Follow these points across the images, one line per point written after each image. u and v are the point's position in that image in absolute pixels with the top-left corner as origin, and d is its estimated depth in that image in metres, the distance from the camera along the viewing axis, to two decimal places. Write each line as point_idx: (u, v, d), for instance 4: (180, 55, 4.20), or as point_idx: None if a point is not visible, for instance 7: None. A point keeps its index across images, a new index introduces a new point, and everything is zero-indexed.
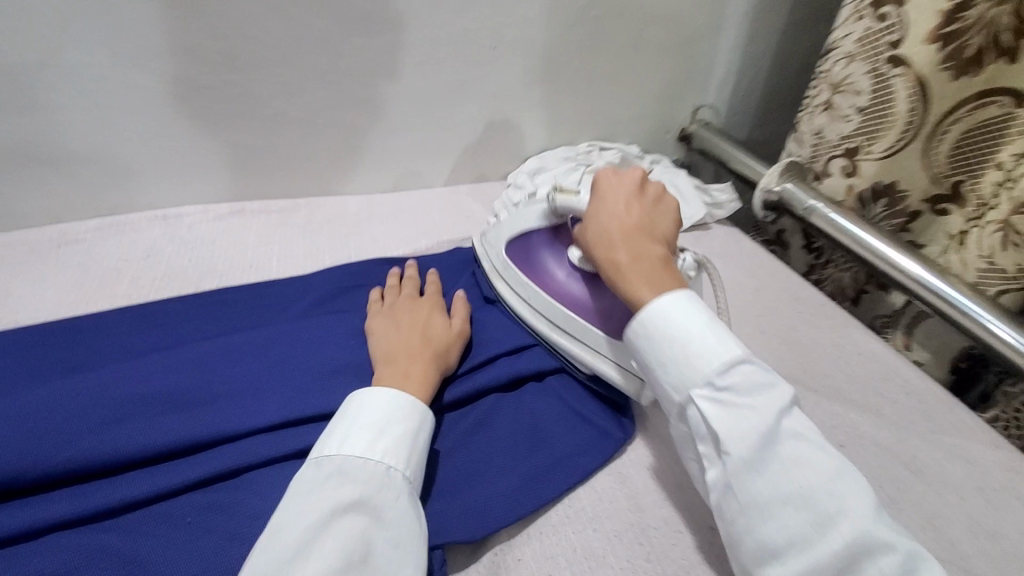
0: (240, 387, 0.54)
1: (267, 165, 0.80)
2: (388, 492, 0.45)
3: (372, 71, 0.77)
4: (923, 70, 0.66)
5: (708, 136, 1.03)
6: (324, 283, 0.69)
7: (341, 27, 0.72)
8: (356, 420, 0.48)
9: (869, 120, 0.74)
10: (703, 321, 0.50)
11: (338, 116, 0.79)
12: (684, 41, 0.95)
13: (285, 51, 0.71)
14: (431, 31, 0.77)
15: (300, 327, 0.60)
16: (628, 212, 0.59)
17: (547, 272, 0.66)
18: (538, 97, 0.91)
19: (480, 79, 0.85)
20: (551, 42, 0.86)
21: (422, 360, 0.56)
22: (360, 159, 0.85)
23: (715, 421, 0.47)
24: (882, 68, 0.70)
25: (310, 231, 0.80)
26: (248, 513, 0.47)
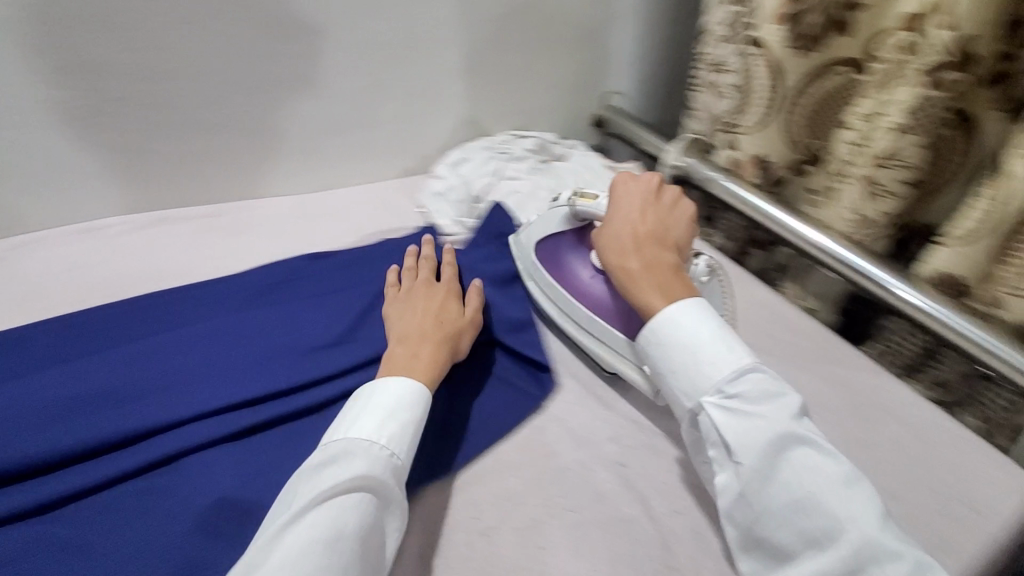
0: (175, 379, 0.57)
1: (193, 172, 0.82)
2: (389, 476, 0.48)
3: (288, 75, 0.80)
4: (777, 48, 0.75)
5: (620, 121, 1.08)
6: (259, 277, 0.72)
7: (253, 32, 0.75)
8: (368, 406, 0.51)
9: (741, 95, 0.83)
10: (717, 333, 0.55)
11: (254, 117, 0.81)
12: (585, 33, 1.02)
13: (199, 58, 0.74)
14: (343, 32, 0.81)
15: (233, 318, 0.64)
16: (644, 219, 0.64)
17: (573, 275, 0.70)
18: (455, 91, 0.96)
19: (395, 77, 0.88)
20: (460, 39, 0.90)
21: (431, 341, 0.59)
22: (283, 159, 0.87)
23: (724, 427, 0.51)
24: (746, 48, 0.80)
25: (237, 232, 0.83)
26: (184, 491, 0.51)
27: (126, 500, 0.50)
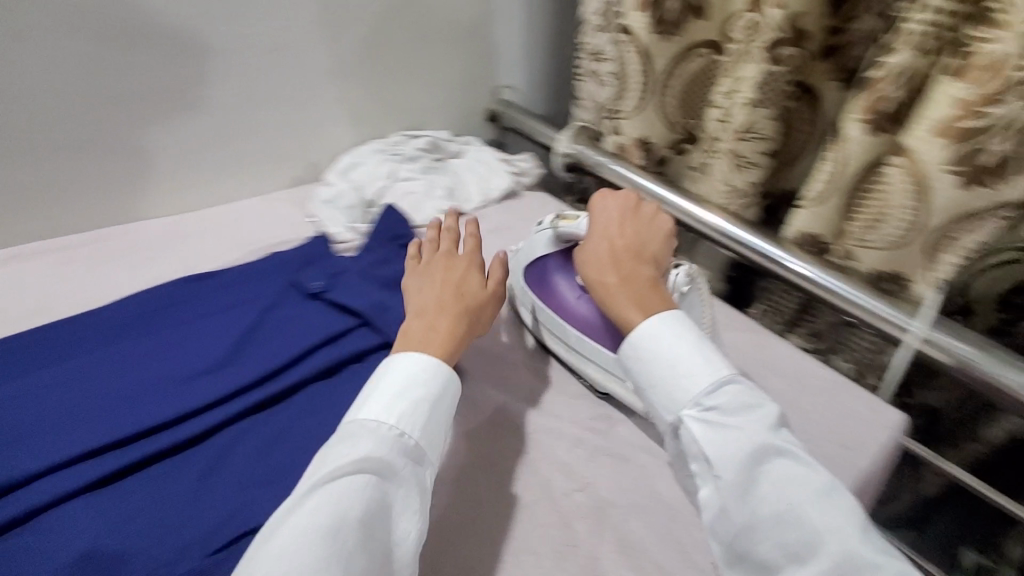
0: (28, 431, 0.53)
1: (50, 201, 0.77)
2: (398, 458, 0.46)
3: (141, 88, 0.75)
4: (644, 36, 0.76)
5: (514, 115, 1.08)
6: (125, 308, 0.66)
7: (93, 45, 0.70)
8: (377, 387, 0.49)
9: (618, 85, 0.84)
10: (691, 341, 0.52)
11: (101, 140, 0.76)
12: (470, 26, 1.00)
13: (35, 79, 0.69)
14: (198, 37, 0.77)
15: (95, 357, 0.60)
16: (622, 233, 0.62)
17: (560, 297, 0.69)
18: (338, 93, 0.93)
19: (266, 82, 0.85)
20: (333, 39, 0.87)
21: (450, 313, 0.57)
22: (150, 183, 0.82)
23: (706, 442, 0.48)
24: (616, 37, 0.80)
25: (107, 263, 0.77)
26: (36, 551, 0.46)
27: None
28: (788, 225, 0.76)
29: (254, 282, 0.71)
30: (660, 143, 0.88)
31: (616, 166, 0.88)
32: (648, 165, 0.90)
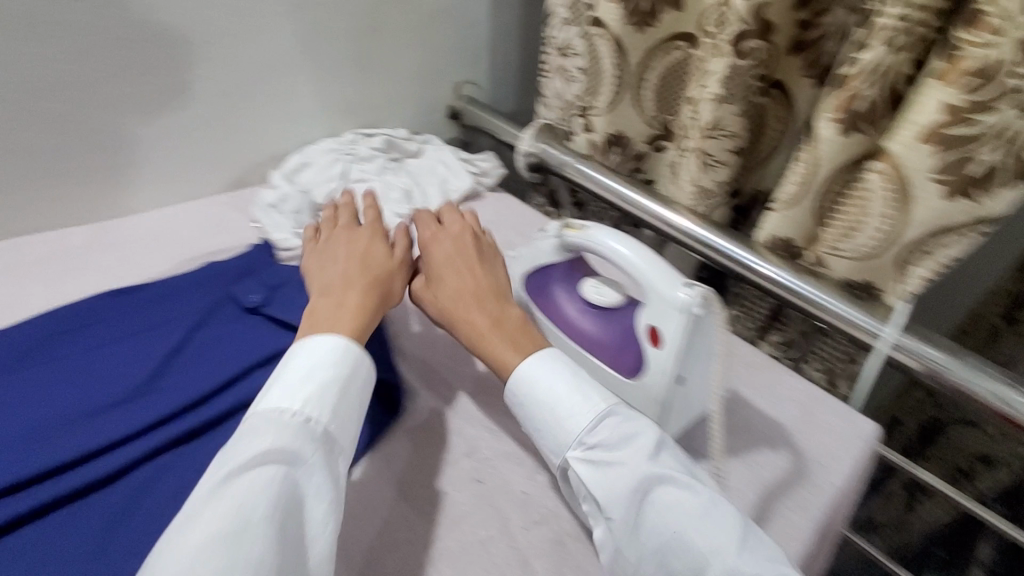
0: (47, 422, 0.50)
1: (168, 179, 0.81)
2: (310, 445, 0.42)
3: (274, 78, 0.83)
4: (790, 72, 0.67)
5: (474, 111, 1.03)
6: (138, 295, 0.64)
7: (238, 38, 0.77)
8: (283, 372, 0.46)
9: (730, 100, 0.67)
10: (572, 381, 0.49)
11: (199, 115, 0.79)
12: (475, 42, 1.01)
13: (191, 75, 0.75)
14: (330, 26, 0.84)
15: (108, 352, 0.57)
16: (472, 270, 0.57)
17: (555, 308, 0.60)
18: (363, 102, 0.95)
19: (348, 76, 0.90)
20: (366, 42, 0.89)
21: (359, 288, 0.55)
22: (239, 164, 0.87)
23: (593, 486, 0.45)
24: (754, 43, 0.63)
25: (173, 226, 0.79)
26: (41, 558, 0.44)
27: (31, 544, 0.44)
28: (883, 291, 0.65)
29: (269, 273, 0.67)
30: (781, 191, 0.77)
31: (634, 197, 0.81)
32: (697, 205, 0.77)
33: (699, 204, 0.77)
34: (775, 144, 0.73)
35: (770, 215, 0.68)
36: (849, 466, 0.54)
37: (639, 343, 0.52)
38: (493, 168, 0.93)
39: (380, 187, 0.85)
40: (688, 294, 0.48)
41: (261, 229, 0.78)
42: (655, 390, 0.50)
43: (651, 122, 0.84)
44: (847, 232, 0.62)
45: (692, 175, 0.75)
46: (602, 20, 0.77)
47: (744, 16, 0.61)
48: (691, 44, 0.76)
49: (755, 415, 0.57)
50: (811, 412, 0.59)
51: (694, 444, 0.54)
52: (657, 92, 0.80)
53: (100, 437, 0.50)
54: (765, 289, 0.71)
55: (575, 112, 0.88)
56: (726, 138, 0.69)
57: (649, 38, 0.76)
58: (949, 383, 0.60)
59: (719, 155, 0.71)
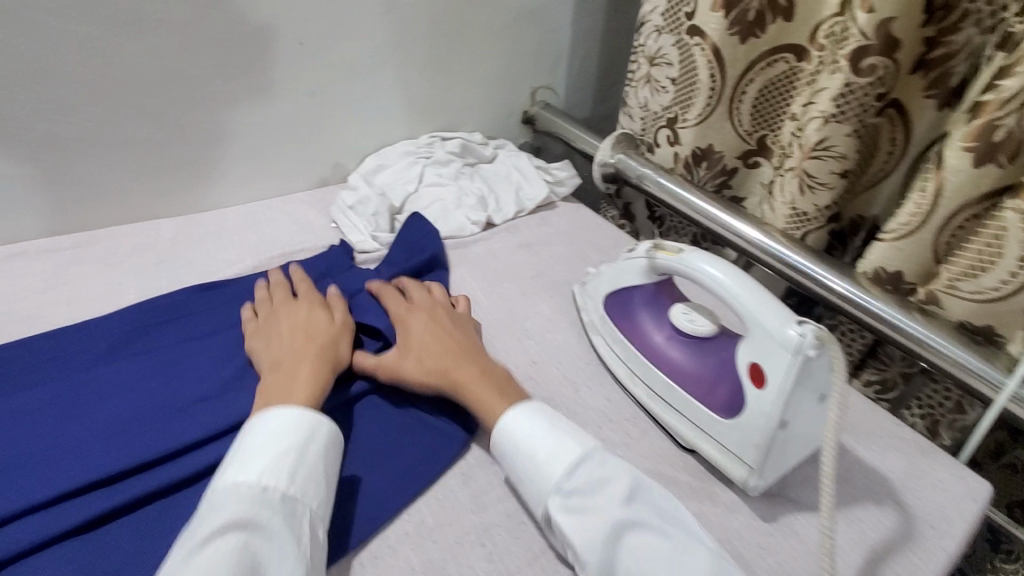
0: (143, 414, 0.51)
1: (256, 175, 0.83)
2: (269, 513, 0.39)
3: (363, 80, 0.84)
4: (910, 93, 0.62)
5: (551, 118, 1.01)
6: (223, 292, 0.66)
7: (335, 41, 0.78)
8: (236, 449, 0.43)
9: (843, 118, 0.63)
10: (546, 430, 0.47)
11: (286, 114, 0.80)
12: (558, 48, 1.00)
13: (289, 76, 0.78)
14: (421, 30, 0.84)
15: (200, 347, 0.58)
16: (441, 327, 0.57)
17: (643, 333, 0.57)
18: (445, 106, 0.95)
19: (432, 80, 0.90)
20: (453, 47, 0.89)
21: (311, 358, 0.52)
22: (320, 164, 0.88)
23: (572, 534, 0.41)
24: (877, 59, 0.59)
25: (258, 222, 0.81)
26: (135, 551, 0.44)
27: (119, 541, 0.44)
28: (1007, 339, 0.60)
29: (349, 277, 0.68)
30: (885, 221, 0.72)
31: (721, 215, 0.77)
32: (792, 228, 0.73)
33: (793, 226, 0.73)
34: (884, 167, 0.68)
35: (876, 245, 0.64)
36: (963, 530, 0.50)
37: (738, 381, 0.49)
38: (570, 177, 0.91)
39: (457, 192, 0.85)
40: (799, 332, 0.44)
41: (339, 230, 0.80)
42: (754, 432, 0.47)
43: (746, 138, 0.80)
44: (973, 270, 0.58)
45: (789, 197, 0.71)
46: (700, 29, 0.73)
47: (865, 31, 0.58)
48: (799, 57, 0.72)
49: (858, 466, 0.53)
50: (917, 464, 0.54)
51: (792, 491, 0.50)
52: (757, 106, 0.77)
53: (192, 431, 0.50)
54: (862, 323, 0.66)
55: (661, 123, 0.85)
56: (831, 160, 0.65)
57: (752, 50, 0.72)
58: None
59: (823, 177, 0.67)
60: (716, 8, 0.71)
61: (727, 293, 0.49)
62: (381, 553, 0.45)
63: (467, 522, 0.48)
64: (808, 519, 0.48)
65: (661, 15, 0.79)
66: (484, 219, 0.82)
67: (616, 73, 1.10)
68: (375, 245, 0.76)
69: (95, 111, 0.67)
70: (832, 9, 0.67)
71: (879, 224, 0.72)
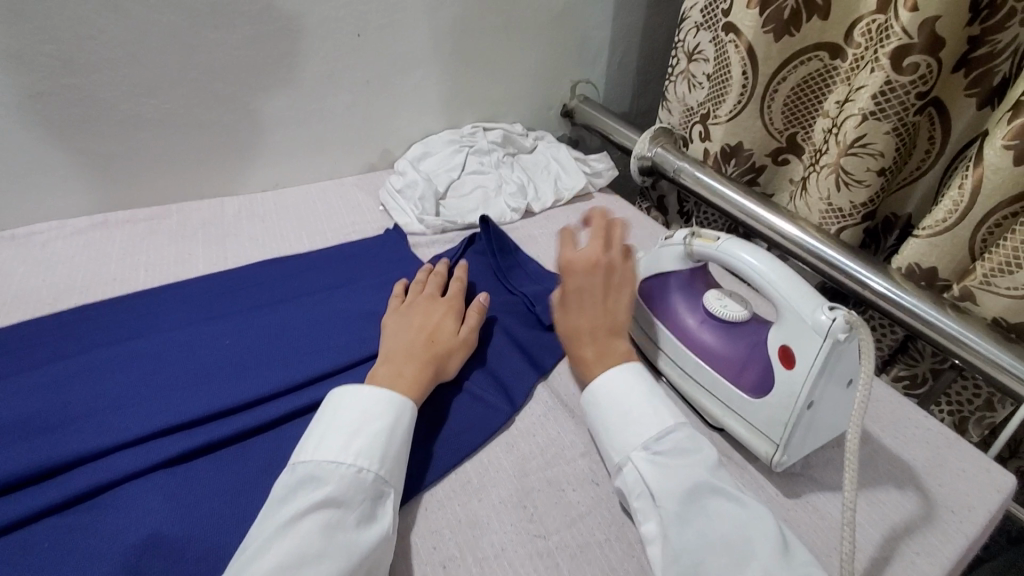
0: (215, 370, 0.56)
1: (308, 160, 0.89)
2: (361, 494, 0.43)
3: (412, 71, 0.88)
4: (952, 91, 0.63)
5: (589, 111, 1.04)
6: (284, 267, 0.72)
7: (386, 34, 0.83)
8: (331, 427, 0.47)
9: (882, 116, 0.64)
10: (649, 395, 0.51)
11: (340, 101, 0.85)
12: (599, 43, 1.03)
13: (342, 66, 0.82)
14: (467, 25, 0.88)
15: (264, 316, 0.63)
16: (597, 304, 0.57)
17: (677, 316, 0.60)
18: (488, 98, 0.98)
19: (477, 73, 0.94)
20: (498, 40, 0.93)
21: (417, 361, 0.54)
22: (369, 149, 0.93)
23: (651, 482, 0.45)
24: (919, 57, 0.60)
25: (313, 203, 0.86)
26: (201, 490, 0.47)
27: (199, 476, 0.48)
28: None
29: (396, 259, 0.73)
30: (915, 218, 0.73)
31: (759, 210, 0.78)
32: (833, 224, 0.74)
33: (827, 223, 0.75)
34: (920, 166, 0.69)
35: (911, 240, 0.66)
36: (984, 517, 0.51)
37: (768, 362, 0.51)
38: (607, 169, 0.94)
39: (497, 180, 0.88)
40: (830, 317, 0.46)
41: (387, 211, 0.84)
42: (782, 410, 0.49)
43: (776, 135, 0.82)
44: (1006, 267, 0.59)
45: (825, 193, 0.73)
46: (734, 26, 0.75)
47: (907, 30, 0.59)
48: (833, 55, 0.73)
49: (883, 453, 0.55)
50: (942, 454, 0.56)
51: (814, 472, 0.52)
52: (793, 103, 0.78)
53: (259, 389, 0.54)
54: (894, 317, 0.67)
55: (697, 118, 0.87)
56: (869, 157, 0.67)
57: (786, 47, 0.74)
58: None
59: (860, 174, 0.68)
60: (751, 5, 0.72)
61: (762, 278, 0.51)
62: (424, 503, 0.49)
63: (509, 483, 0.51)
64: (832, 498, 0.50)
65: (700, 11, 0.81)
66: (523, 206, 0.85)
67: (655, 69, 1.12)
68: (422, 227, 0.80)
69: (170, 92, 0.73)
70: (870, 6, 0.67)
71: (913, 221, 0.73)
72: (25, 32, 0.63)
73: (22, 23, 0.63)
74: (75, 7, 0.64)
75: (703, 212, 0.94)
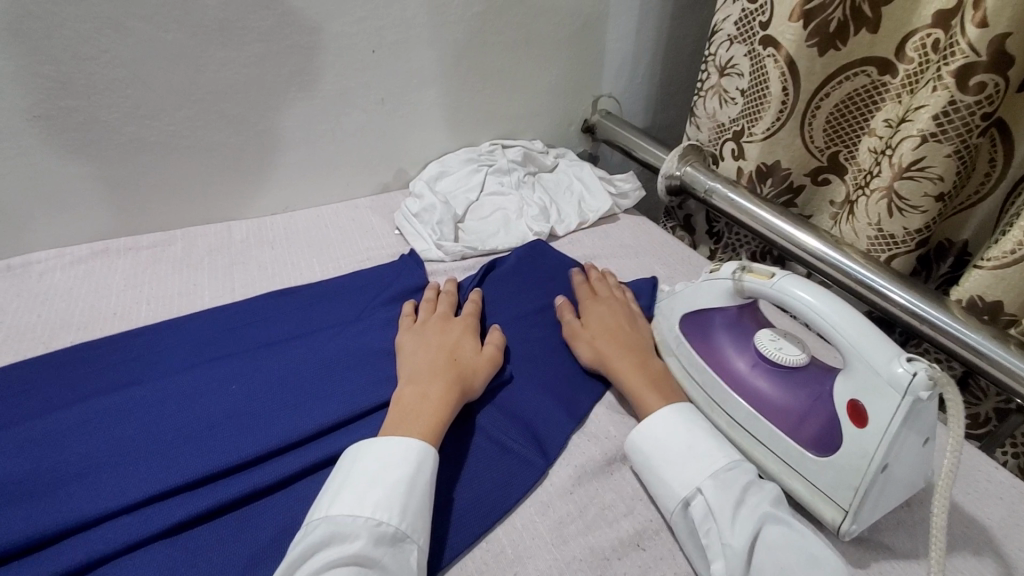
0: (223, 420, 0.52)
1: (320, 181, 0.84)
2: (383, 550, 0.39)
3: (430, 88, 0.84)
4: (1016, 112, 0.59)
5: (611, 126, 1.00)
6: (295, 300, 0.68)
7: (405, 50, 0.79)
8: (347, 480, 0.43)
9: (940, 138, 0.60)
10: (697, 428, 0.50)
11: (353, 121, 0.81)
12: (622, 55, 0.98)
13: (357, 84, 0.78)
14: (488, 40, 0.84)
15: (273, 356, 0.59)
16: (624, 327, 0.61)
17: (724, 357, 0.55)
18: (507, 114, 0.94)
19: (497, 89, 0.90)
20: (518, 55, 0.89)
21: (443, 380, 0.52)
22: (382, 169, 0.88)
23: (722, 516, 0.43)
24: (984, 75, 0.56)
25: (325, 227, 0.82)
26: (208, 564, 0.43)
27: (206, 546, 0.44)
28: None
29: (417, 292, 0.69)
30: (972, 246, 0.68)
31: (798, 233, 0.74)
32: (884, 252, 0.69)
33: (875, 250, 0.70)
34: (980, 190, 0.65)
35: (973, 271, 0.61)
36: None
37: (834, 416, 0.46)
38: (634, 189, 0.89)
39: (519, 201, 0.84)
40: (910, 370, 0.41)
41: (403, 236, 0.80)
42: (851, 473, 0.44)
43: (817, 154, 0.77)
44: None
45: (875, 218, 0.68)
46: (775, 39, 0.71)
47: (973, 47, 0.55)
48: (883, 70, 0.69)
49: (958, 513, 0.50)
50: (1019, 512, 0.51)
51: (885, 536, 0.47)
52: (837, 119, 0.74)
53: (269, 442, 0.50)
54: (951, 353, 0.62)
55: (730, 136, 0.83)
56: (928, 181, 0.62)
57: (831, 62, 0.70)
58: None
59: (914, 198, 0.64)
60: (795, 18, 0.68)
61: (827, 321, 0.46)
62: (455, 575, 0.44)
63: (548, 553, 0.46)
64: (908, 569, 0.45)
65: (734, 24, 0.77)
66: (546, 230, 0.80)
67: (678, 82, 1.07)
68: (440, 254, 0.75)
69: (177, 114, 0.69)
70: (926, 19, 0.63)
71: (969, 249, 0.68)
72: (23, 52, 0.59)
73: (21, 44, 0.59)
74: (75, 29, 0.60)
75: (734, 233, 0.89)
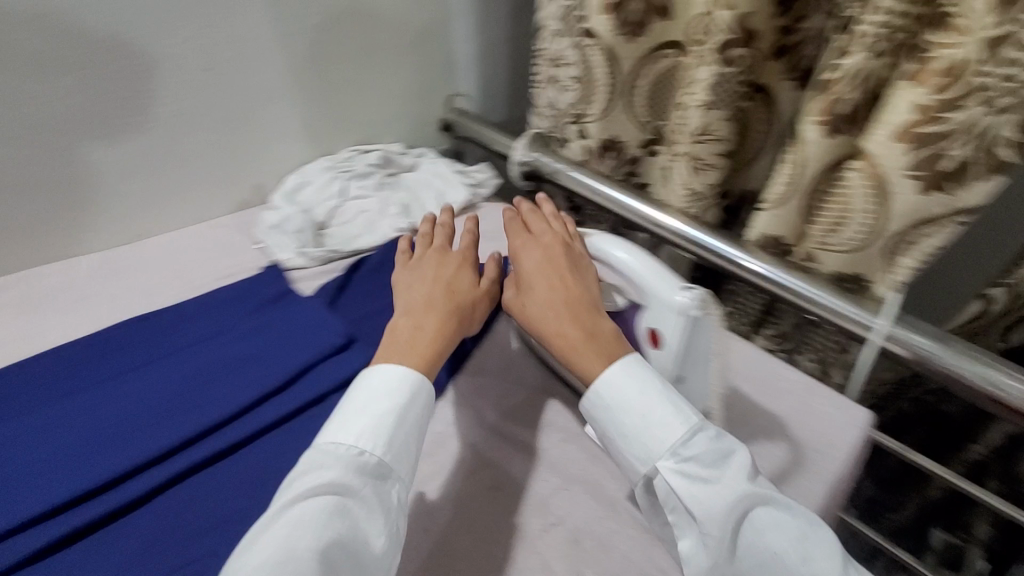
0: (85, 447, 0.54)
1: (171, 206, 0.83)
2: (367, 477, 0.44)
3: (276, 102, 0.85)
4: (775, 76, 0.70)
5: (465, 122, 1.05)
6: (150, 326, 0.67)
7: (242, 67, 0.80)
8: (350, 408, 0.48)
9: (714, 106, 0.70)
10: (658, 390, 0.49)
11: (197, 142, 0.81)
12: (466, 55, 1.04)
13: (197, 106, 0.78)
14: (328, 52, 0.87)
15: (135, 378, 0.60)
16: (565, 283, 0.57)
17: None
18: (362, 121, 0.97)
19: (346, 97, 0.93)
20: (362, 62, 0.92)
21: (437, 313, 0.56)
22: (238, 187, 0.88)
23: (689, 498, 0.45)
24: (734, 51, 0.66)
25: (181, 251, 0.81)
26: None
27: (73, 563, 0.47)
28: (872, 282, 0.69)
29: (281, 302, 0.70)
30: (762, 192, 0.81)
31: (632, 204, 0.83)
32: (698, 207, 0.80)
33: (691, 207, 0.81)
34: (761, 145, 0.77)
35: (761, 214, 0.72)
36: (842, 451, 0.57)
37: (642, 347, 0.55)
38: (489, 179, 0.96)
39: (380, 202, 0.88)
40: (686, 297, 0.50)
41: (264, 250, 0.81)
42: None
43: (642, 128, 0.87)
44: (833, 227, 0.66)
45: (685, 180, 0.78)
46: (592, 30, 0.79)
47: (730, 25, 0.64)
48: (678, 52, 0.79)
49: (756, 409, 0.60)
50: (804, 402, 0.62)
51: None
52: (651, 96, 0.84)
53: (130, 462, 0.53)
54: (759, 286, 0.73)
55: (568, 120, 0.91)
56: (713, 143, 0.73)
57: (636, 47, 0.79)
58: (937, 369, 0.62)
59: (707, 158, 0.74)
60: (602, 12, 0.76)
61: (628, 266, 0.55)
62: None
63: None
64: None
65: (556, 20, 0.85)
66: (409, 225, 0.85)
67: None
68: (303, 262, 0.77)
69: None
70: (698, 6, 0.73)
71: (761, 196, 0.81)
72: None
73: None
74: None
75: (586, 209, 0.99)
